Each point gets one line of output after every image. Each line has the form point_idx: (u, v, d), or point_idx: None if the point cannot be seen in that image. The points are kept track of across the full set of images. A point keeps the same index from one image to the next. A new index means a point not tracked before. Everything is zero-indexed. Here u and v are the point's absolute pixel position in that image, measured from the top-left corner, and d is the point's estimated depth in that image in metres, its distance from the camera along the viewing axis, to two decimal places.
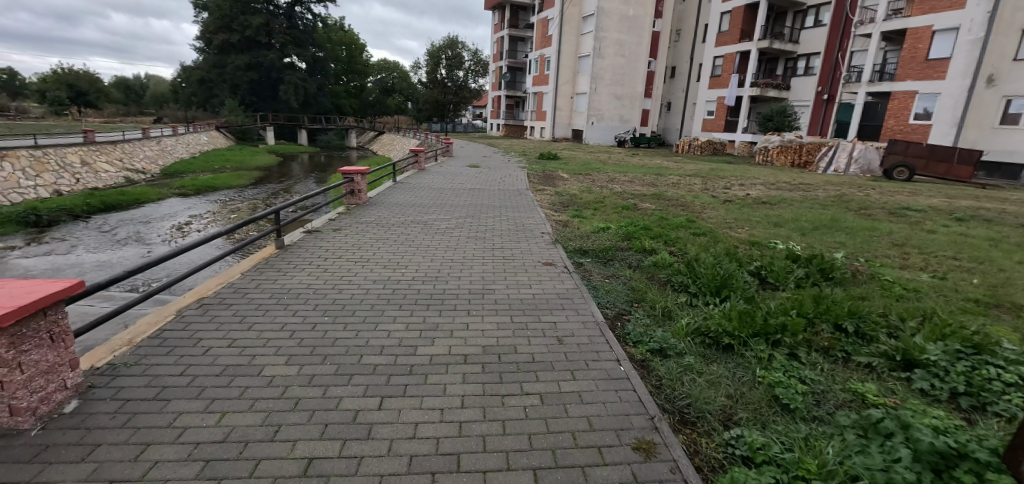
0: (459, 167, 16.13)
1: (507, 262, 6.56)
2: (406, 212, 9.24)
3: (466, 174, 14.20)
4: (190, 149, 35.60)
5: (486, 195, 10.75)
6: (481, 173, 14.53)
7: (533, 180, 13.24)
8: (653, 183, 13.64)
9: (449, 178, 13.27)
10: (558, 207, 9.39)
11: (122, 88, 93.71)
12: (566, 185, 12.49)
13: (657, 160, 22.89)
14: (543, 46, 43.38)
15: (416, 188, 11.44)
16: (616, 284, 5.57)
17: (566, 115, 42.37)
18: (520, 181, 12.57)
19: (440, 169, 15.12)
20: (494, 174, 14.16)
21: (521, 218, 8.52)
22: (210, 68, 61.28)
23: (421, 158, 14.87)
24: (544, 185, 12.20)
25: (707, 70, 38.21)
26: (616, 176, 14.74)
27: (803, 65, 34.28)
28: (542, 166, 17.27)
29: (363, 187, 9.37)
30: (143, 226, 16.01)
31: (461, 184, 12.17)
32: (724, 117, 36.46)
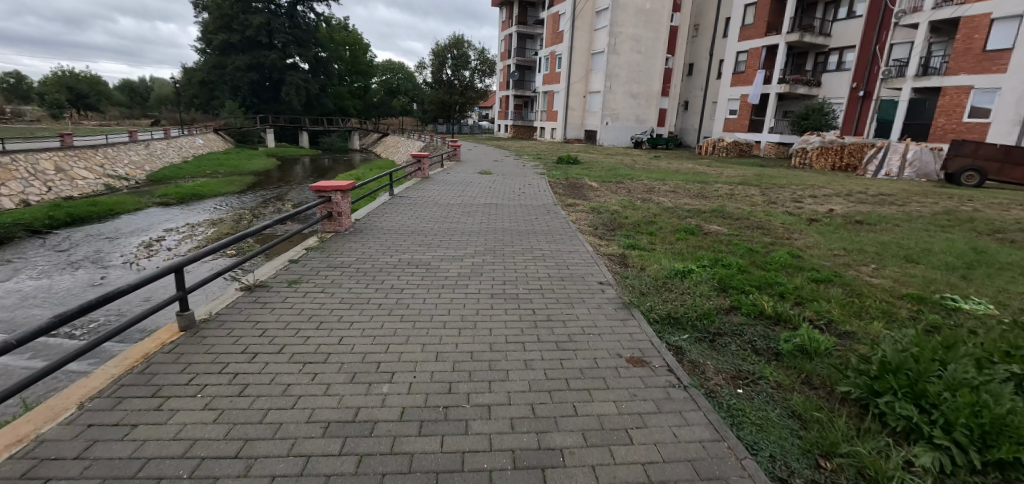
0: (469, 175, 13.87)
1: (559, 349, 3.97)
2: (402, 240, 7.04)
3: (478, 184, 11.99)
4: (183, 153, 33.67)
5: (503, 214, 8.49)
6: (494, 183, 12.27)
7: (557, 192, 11.00)
8: (702, 193, 11.37)
9: (456, 189, 11.05)
10: (604, 232, 7.16)
11: (124, 91, 92.34)
12: (600, 197, 10.23)
13: (687, 163, 20.56)
14: (554, 43, 41.22)
15: (416, 205, 9.23)
16: (761, 409, 3.12)
17: (578, 115, 40.03)
18: (544, 195, 10.30)
19: (445, 178, 12.89)
20: (510, 185, 11.92)
21: (563, 256, 6.09)
22: (210, 69, 59.50)
23: (425, 165, 12.67)
24: (573, 199, 9.92)
25: (729, 66, 35.71)
26: (654, 185, 12.47)
27: (835, 59, 31.79)
28: (563, 172, 15.00)
29: (345, 209, 7.10)
30: (108, 244, 13.83)
31: (471, 198, 9.95)
32: (748, 116, 33.99)
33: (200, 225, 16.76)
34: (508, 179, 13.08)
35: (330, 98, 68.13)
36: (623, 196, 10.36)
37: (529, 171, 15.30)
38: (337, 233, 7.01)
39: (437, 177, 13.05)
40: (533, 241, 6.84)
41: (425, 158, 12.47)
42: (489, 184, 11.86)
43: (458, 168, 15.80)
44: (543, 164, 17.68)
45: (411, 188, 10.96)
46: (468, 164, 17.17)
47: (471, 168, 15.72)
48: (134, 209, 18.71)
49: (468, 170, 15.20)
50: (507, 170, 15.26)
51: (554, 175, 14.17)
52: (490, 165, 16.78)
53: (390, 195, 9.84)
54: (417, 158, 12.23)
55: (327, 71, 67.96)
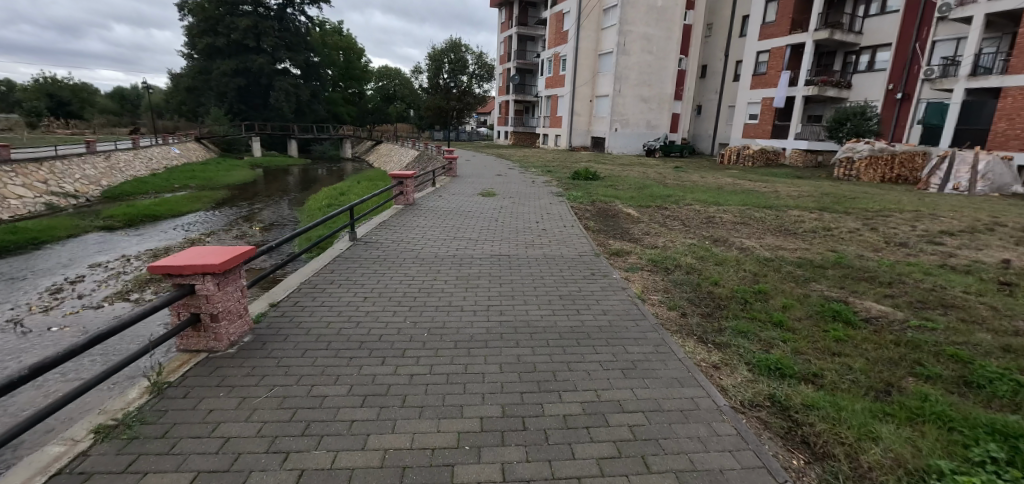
0: (464, 198, 10.78)
1: None
2: (335, 364, 3.85)
3: (476, 215, 8.86)
4: (152, 164, 30.64)
5: (516, 287, 5.31)
6: (498, 212, 9.18)
7: (587, 227, 8.01)
8: (786, 228, 8.26)
9: (446, 226, 7.97)
10: (706, 332, 4.06)
11: (114, 98, 89.38)
12: (653, 239, 7.13)
13: (726, 177, 17.49)
14: (557, 45, 38.40)
15: (384, 263, 6.13)
16: None
17: (585, 121, 37.20)
18: (570, 235, 7.25)
19: (433, 205, 9.81)
20: (520, 215, 8.87)
21: (671, 431, 2.89)
22: (195, 75, 56.57)
23: (410, 189, 9.51)
24: (613, 243, 6.84)
25: (748, 68, 32.81)
26: (712, 212, 9.38)
27: (866, 59, 28.93)
28: (586, 192, 11.87)
29: (236, 306, 4.13)
30: (5, 290, 10.82)
31: (464, 246, 6.81)
32: (771, 121, 31.13)
33: (137, 257, 13.66)
34: (513, 204, 10.02)
35: (322, 105, 65.29)
36: (685, 236, 7.25)
37: (543, 190, 12.38)
38: (205, 355, 3.88)
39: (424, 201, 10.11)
40: (575, 385, 3.44)
41: (409, 180, 9.40)
42: (490, 216, 8.81)
43: (451, 187, 12.72)
44: (558, 180, 14.61)
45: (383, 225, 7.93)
46: (466, 181, 14.19)
47: (468, 188, 12.66)
48: (68, 236, 15.64)
49: (467, 190, 12.23)
50: (516, 190, 12.32)
51: (575, 197, 11.06)
52: (489, 183, 13.69)
53: (350, 240, 6.87)
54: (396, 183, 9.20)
55: (320, 76, 65.19)
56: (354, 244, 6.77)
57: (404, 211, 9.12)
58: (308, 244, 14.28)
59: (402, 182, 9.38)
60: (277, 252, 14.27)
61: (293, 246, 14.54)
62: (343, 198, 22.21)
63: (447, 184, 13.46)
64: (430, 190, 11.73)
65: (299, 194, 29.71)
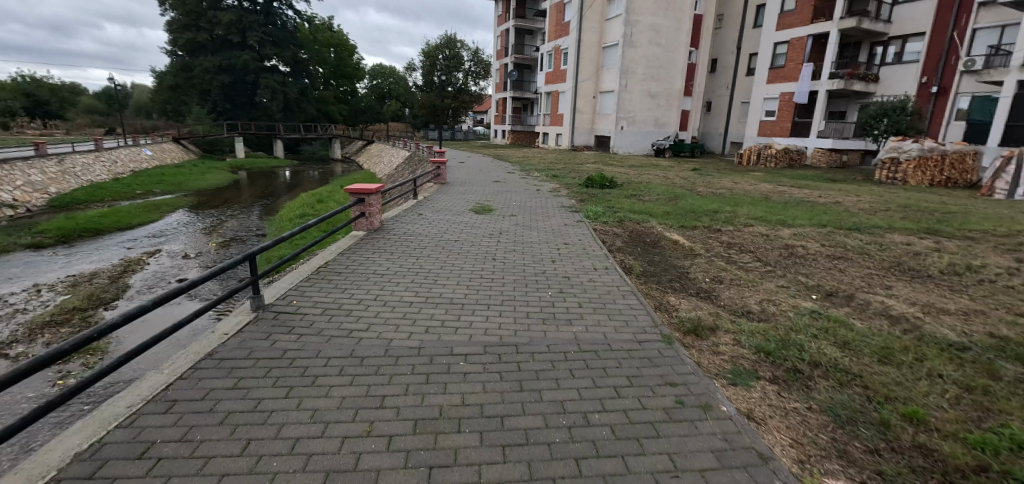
0: (451, 218, 8.14)
1: None
2: None
3: (466, 252, 6.21)
4: (116, 167, 27.95)
5: (536, 444, 2.63)
6: (496, 245, 6.51)
7: (631, 269, 5.40)
8: (914, 270, 5.64)
9: (420, 275, 5.38)
10: None
11: (99, 97, 85.47)
12: (743, 295, 4.54)
13: (764, 182, 14.89)
14: (558, 37, 35.80)
15: (292, 370, 3.47)
16: None
17: (587, 118, 34.68)
18: (611, 301, 4.48)
19: (407, 230, 7.20)
20: (527, 252, 6.17)
21: None
22: (176, 72, 53.71)
23: (373, 214, 6.96)
24: (686, 307, 4.26)
25: (764, 60, 30.27)
26: (790, 240, 6.76)
27: (894, 50, 26.43)
28: (608, 204, 9.28)
29: None
30: None
31: (442, 325, 4.14)
32: (790, 118, 28.60)
33: (50, 287, 11.02)
34: (517, 230, 7.34)
35: (311, 103, 62.64)
36: (785, 291, 4.65)
37: (553, 202, 9.85)
38: None
39: (394, 223, 7.58)
40: None
41: (373, 197, 6.89)
42: (485, 253, 6.15)
43: (437, 199, 10.13)
44: (568, 187, 12.04)
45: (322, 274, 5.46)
46: (457, 190, 11.57)
47: (459, 199, 10.07)
48: None
49: (459, 202, 9.68)
50: (521, 203, 9.72)
51: (591, 214, 8.40)
52: (488, 193, 11.05)
53: (253, 307, 4.39)
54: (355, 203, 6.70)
55: (309, 74, 62.40)
56: (259, 317, 4.30)
57: (362, 241, 6.59)
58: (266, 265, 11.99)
59: (365, 202, 6.89)
60: (231, 277, 11.86)
61: (250, 269, 12.21)
62: (319, 206, 19.55)
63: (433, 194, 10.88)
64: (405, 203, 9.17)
65: (278, 199, 27.15)
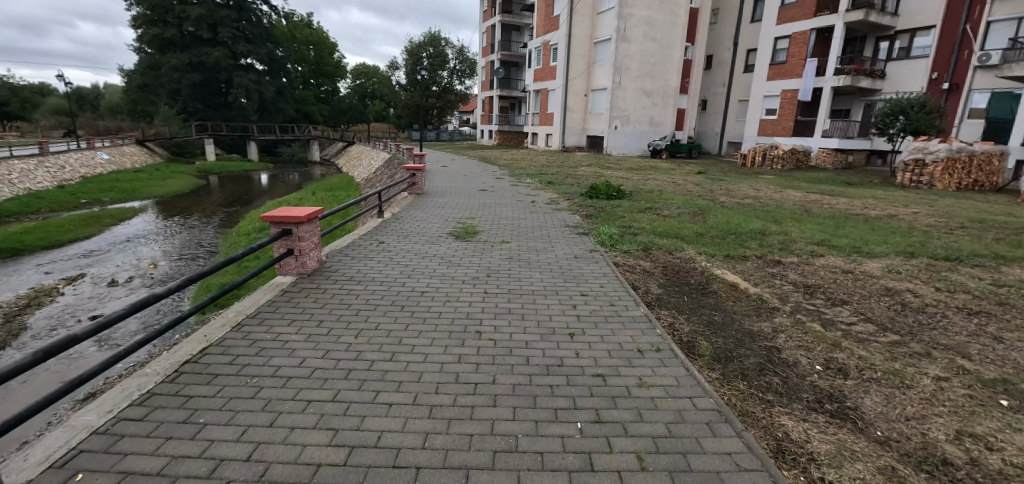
0: (419, 252, 6.07)
1: None
2: None
3: (434, 316, 4.18)
4: (64, 173, 25.28)
5: None
6: (478, 303, 4.45)
7: (700, 354, 3.41)
8: None
9: (346, 381, 3.23)
10: None
11: (68, 98, 81.37)
12: (919, 422, 2.63)
13: (787, 189, 13.08)
14: (547, 32, 33.93)
15: None
16: None
17: (579, 118, 32.85)
18: (696, 452, 2.39)
19: (353, 277, 5.14)
20: (524, 315, 4.15)
21: None
22: (142, 70, 50.54)
23: (305, 255, 5.01)
24: (831, 458, 2.33)
25: (764, 56, 28.78)
26: (890, 282, 4.88)
27: (901, 45, 25.09)
28: (623, 224, 7.32)
29: None
30: None
31: None
32: (793, 117, 27.13)
33: None
34: (508, 272, 5.28)
35: (289, 103, 59.84)
36: (975, 406, 2.76)
37: (553, 221, 7.86)
38: None
39: (338, 263, 5.54)
40: None
41: (303, 227, 4.87)
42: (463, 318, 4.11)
43: (408, 219, 8.07)
44: (567, 198, 10.06)
45: (202, 370, 3.47)
46: (435, 204, 9.57)
47: (435, 218, 8.00)
48: None
49: (435, 223, 7.66)
50: (513, 223, 7.68)
51: (605, 239, 6.44)
52: (471, 208, 8.97)
53: None
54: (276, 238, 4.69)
55: (286, 72, 59.58)
56: None
57: (284, 299, 4.54)
58: (205, 294, 9.97)
59: (290, 234, 4.86)
60: (160, 311, 9.73)
61: (187, 299, 10.19)
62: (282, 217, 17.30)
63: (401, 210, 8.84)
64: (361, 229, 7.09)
65: (244, 207, 24.75)
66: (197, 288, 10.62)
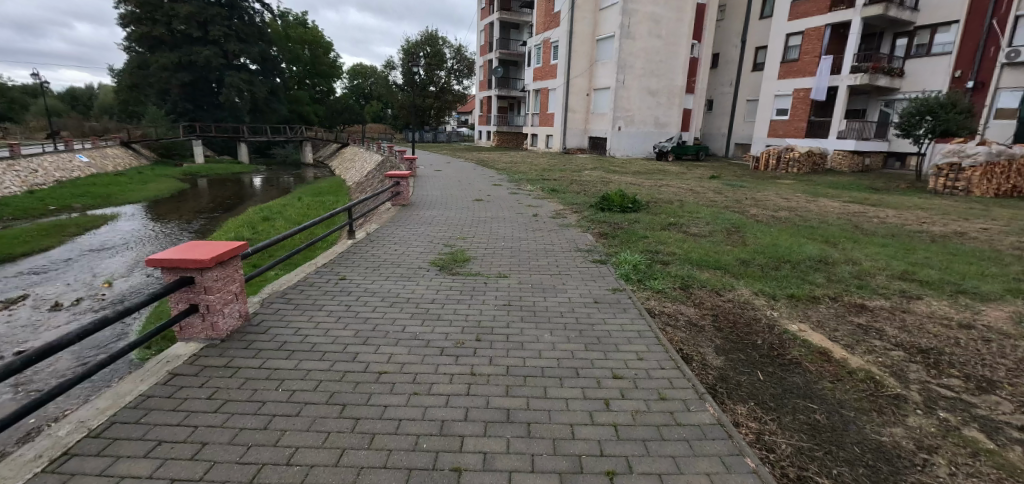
0: (384, 297, 4.70)
1: None
2: None
3: (391, 431, 2.71)
4: (36, 177, 23.78)
5: None
6: (458, 397, 3.05)
7: None
8: None
9: None
10: None
11: (61, 99, 79.85)
12: None
13: (819, 197, 11.72)
14: (547, 29, 32.64)
15: None
16: None
17: (581, 118, 31.51)
18: None
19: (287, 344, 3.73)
20: (535, 434, 2.66)
21: None
22: (131, 69, 49.01)
23: (217, 318, 3.68)
24: None
25: (775, 53, 27.49)
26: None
27: (921, 42, 23.80)
28: (648, 248, 5.97)
29: None
30: None
31: None
32: (806, 117, 25.82)
33: None
34: (502, 332, 3.93)
35: (282, 103, 58.40)
36: None
37: (556, 243, 6.51)
38: None
39: (269, 324, 4.09)
40: None
41: (210, 275, 3.53)
42: (434, 433, 2.70)
43: (377, 241, 6.67)
44: (576, 210, 8.68)
45: None
46: (418, 218, 8.19)
47: (409, 240, 6.62)
48: None
49: (412, 247, 6.32)
50: (506, 247, 6.31)
51: (630, 270, 5.11)
52: (456, 225, 7.62)
53: None
54: (168, 290, 3.35)
55: (280, 72, 58.14)
56: None
57: (165, 398, 3.07)
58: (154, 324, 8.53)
59: (193, 283, 3.53)
60: (100, 344, 8.25)
61: (136, 328, 8.81)
62: (261, 226, 15.91)
63: (375, 226, 7.43)
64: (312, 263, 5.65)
65: (228, 214, 23.30)
66: (150, 314, 9.27)
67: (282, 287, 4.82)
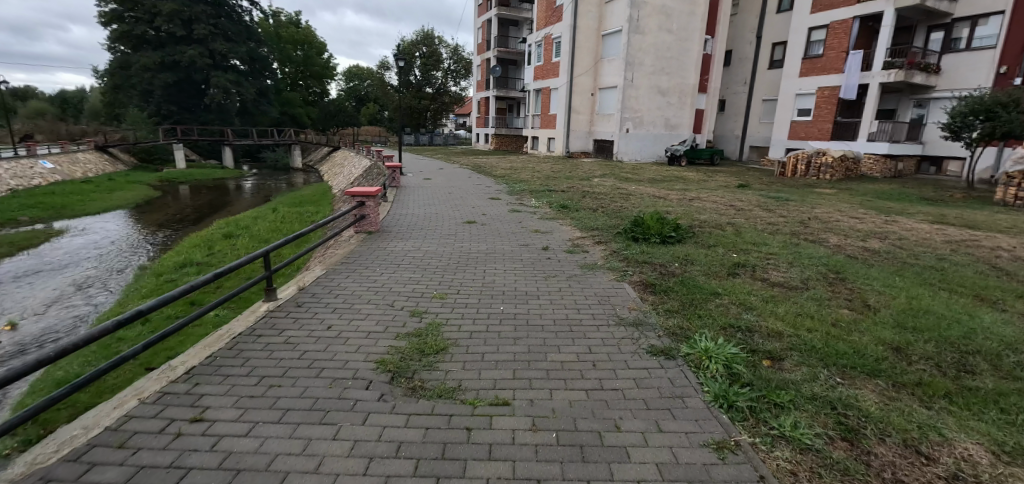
0: (259, 483, 2.37)
1: None
2: None
3: None
4: None
5: None
6: None
7: None
8: None
9: None
10: None
11: (52, 101, 77.69)
12: None
13: (891, 214, 9.50)
14: (549, 24, 30.48)
15: None
16: None
17: (585, 120, 29.39)
18: None
19: None
20: None
21: None
22: (112, 69, 46.65)
23: None
24: None
25: (796, 49, 25.38)
26: None
27: (959, 35, 21.67)
28: (735, 322, 3.72)
29: None
30: None
31: None
32: (832, 118, 23.71)
33: None
34: None
35: (273, 105, 56.20)
36: None
37: (581, 311, 4.17)
38: None
39: None
40: None
41: None
42: None
43: (306, 311, 4.34)
44: (600, 241, 6.40)
45: None
46: (381, 257, 5.87)
47: (353, 311, 4.31)
48: None
49: (357, 324, 4.05)
50: (499, 327, 3.96)
51: (728, 385, 2.87)
52: (429, 273, 5.27)
53: None
54: None
55: (270, 73, 55.85)
56: None
57: None
58: (40, 390, 6.09)
59: None
60: None
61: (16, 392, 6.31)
62: (223, 244, 13.66)
63: (316, 278, 5.06)
64: (163, 380, 3.30)
65: (199, 224, 21.06)
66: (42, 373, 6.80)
67: (38, 482, 2.39)
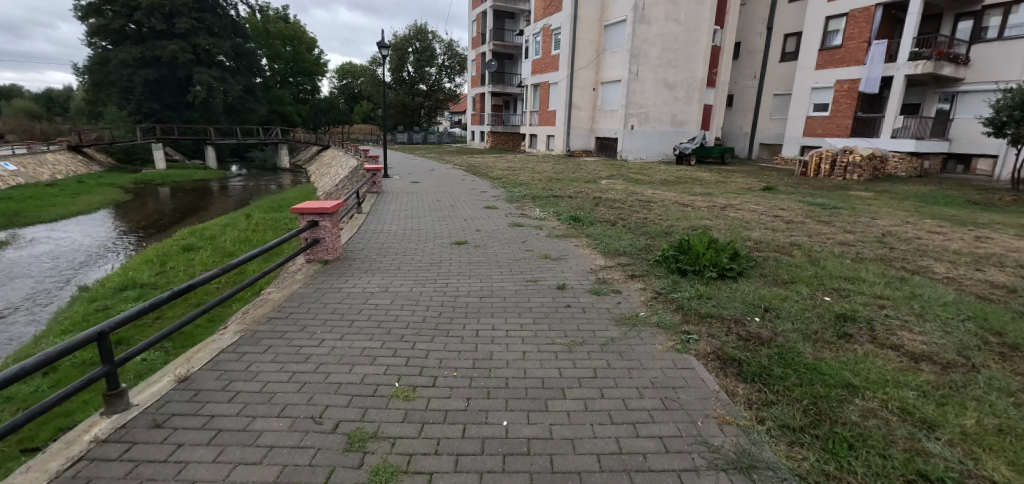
0: None
1: None
2: None
3: None
4: None
5: None
6: None
7: None
8: None
9: None
10: None
11: (35, 99, 75.08)
12: None
13: (967, 225, 7.91)
14: (548, 14, 28.75)
15: None
16: None
17: (586, 116, 27.72)
18: None
19: None
20: None
21: None
22: (90, 65, 44.50)
23: None
24: None
25: (812, 39, 23.77)
26: None
27: (991, 23, 20.08)
28: (928, 468, 2.06)
29: None
30: None
31: None
32: (852, 113, 22.13)
33: None
34: None
35: (261, 103, 54.19)
36: None
37: (642, 431, 2.40)
38: None
39: None
40: None
41: None
42: None
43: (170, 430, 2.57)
44: (635, 276, 4.73)
45: None
46: (329, 309, 4.11)
47: (245, 437, 2.44)
48: None
49: (245, 461, 2.28)
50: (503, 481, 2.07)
51: None
52: (392, 342, 3.45)
53: None
54: None
55: (258, 70, 53.82)
56: None
57: None
58: None
59: None
60: None
61: None
62: (179, 259, 11.88)
63: (217, 356, 3.29)
64: None
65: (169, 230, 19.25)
66: None
67: None
